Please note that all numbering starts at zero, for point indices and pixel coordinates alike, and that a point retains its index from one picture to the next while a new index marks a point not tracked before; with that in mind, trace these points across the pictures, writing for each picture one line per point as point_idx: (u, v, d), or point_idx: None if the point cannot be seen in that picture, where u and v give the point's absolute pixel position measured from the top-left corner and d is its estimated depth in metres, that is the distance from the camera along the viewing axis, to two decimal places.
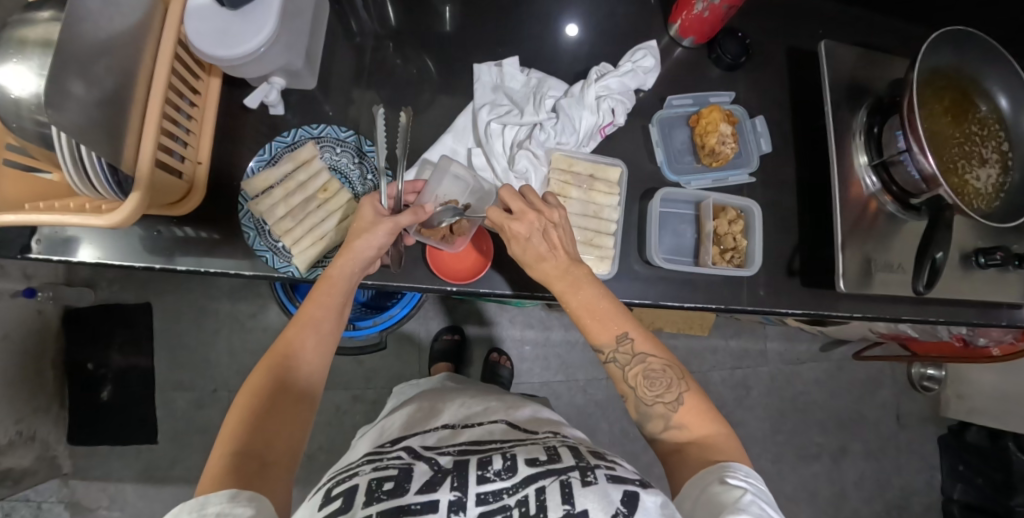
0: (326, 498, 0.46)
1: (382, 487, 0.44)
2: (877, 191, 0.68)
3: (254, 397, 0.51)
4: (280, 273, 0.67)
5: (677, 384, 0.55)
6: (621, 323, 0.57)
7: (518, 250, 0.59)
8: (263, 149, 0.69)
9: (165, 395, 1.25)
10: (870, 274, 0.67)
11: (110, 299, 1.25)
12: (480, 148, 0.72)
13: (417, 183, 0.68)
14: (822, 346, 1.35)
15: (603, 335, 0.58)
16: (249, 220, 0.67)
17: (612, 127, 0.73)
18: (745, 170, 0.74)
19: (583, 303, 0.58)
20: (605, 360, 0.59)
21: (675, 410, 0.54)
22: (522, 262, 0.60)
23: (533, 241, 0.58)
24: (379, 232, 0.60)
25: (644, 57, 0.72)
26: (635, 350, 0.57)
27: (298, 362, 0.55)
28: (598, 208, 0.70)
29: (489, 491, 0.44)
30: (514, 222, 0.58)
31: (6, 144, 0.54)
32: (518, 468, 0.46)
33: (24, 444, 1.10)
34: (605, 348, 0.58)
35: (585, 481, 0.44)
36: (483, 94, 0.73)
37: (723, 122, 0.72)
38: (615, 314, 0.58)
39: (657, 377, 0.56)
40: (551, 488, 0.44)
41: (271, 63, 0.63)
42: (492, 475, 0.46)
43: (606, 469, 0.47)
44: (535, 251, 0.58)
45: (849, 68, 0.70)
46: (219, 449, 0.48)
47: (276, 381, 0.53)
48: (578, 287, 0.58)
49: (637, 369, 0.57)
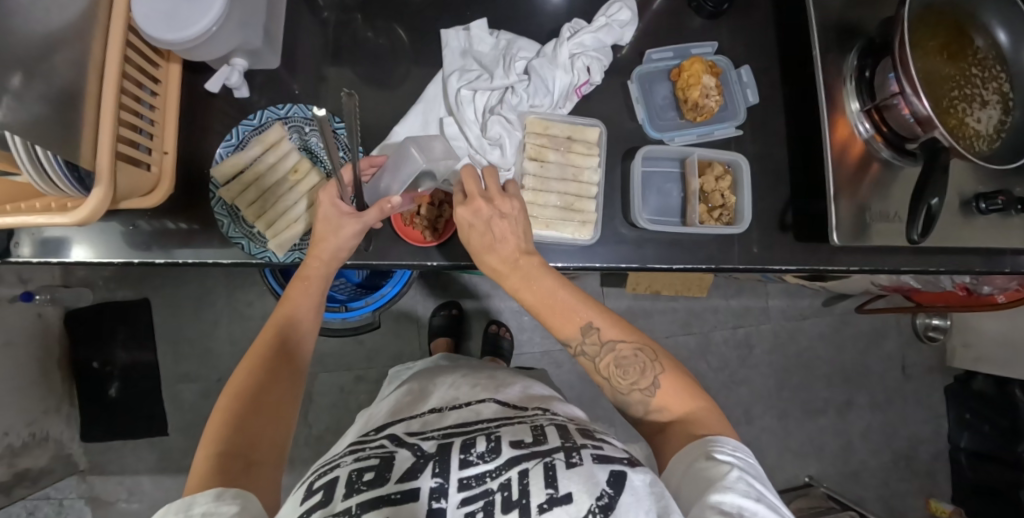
0: (308, 491, 0.46)
1: (362, 478, 0.44)
2: (871, 137, 0.65)
3: (236, 400, 0.50)
4: (258, 259, 0.66)
5: (649, 368, 0.54)
6: (583, 313, 0.55)
7: (467, 238, 0.57)
8: (230, 134, 0.67)
9: (172, 387, 1.26)
10: (866, 225, 0.64)
11: (105, 296, 1.25)
12: (452, 117, 0.69)
13: (377, 158, 0.64)
14: (825, 300, 1.33)
15: (567, 329, 0.56)
16: (222, 206, 0.66)
17: (589, 86, 0.69)
18: (732, 123, 0.70)
19: (539, 298, 0.56)
20: (575, 353, 0.57)
21: (652, 395, 0.53)
22: (472, 252, 0.58)
23: (477, 228, 0.56)
24: (345, 234, 0.58)
25: (620, 10, 0.69)
26: (603, 339, 0.55)
27: (279, 359, 0.55)
28: (577, 170, 0.67)
29: (472, 475, 0.44)
30: (462, 207, 0.56)
31: None
32: (503, 449, 0.46)
33: (39, 444, 1.13)
34: (572, 341, 0.56)
35: (571, 462, 0.43)
36: (452, 61, 0.70)
37: (706, 74, 0.68)
38: (577, 306, 0.56)
39: (629, 363, 0.54)
40: (534, 472, 0.43)
41: (227, 43, 0.61)
42: (475, 458, 0.45)
43: (593, 449, 0.46)
44: (482, 240, 0.56)
45: (836, 8, 0.67)
46: (202, 453, 0.46)
47: (260, 379, 0.52)
48: (531, 280, 0.56)
49: (607, 358, 0.55)
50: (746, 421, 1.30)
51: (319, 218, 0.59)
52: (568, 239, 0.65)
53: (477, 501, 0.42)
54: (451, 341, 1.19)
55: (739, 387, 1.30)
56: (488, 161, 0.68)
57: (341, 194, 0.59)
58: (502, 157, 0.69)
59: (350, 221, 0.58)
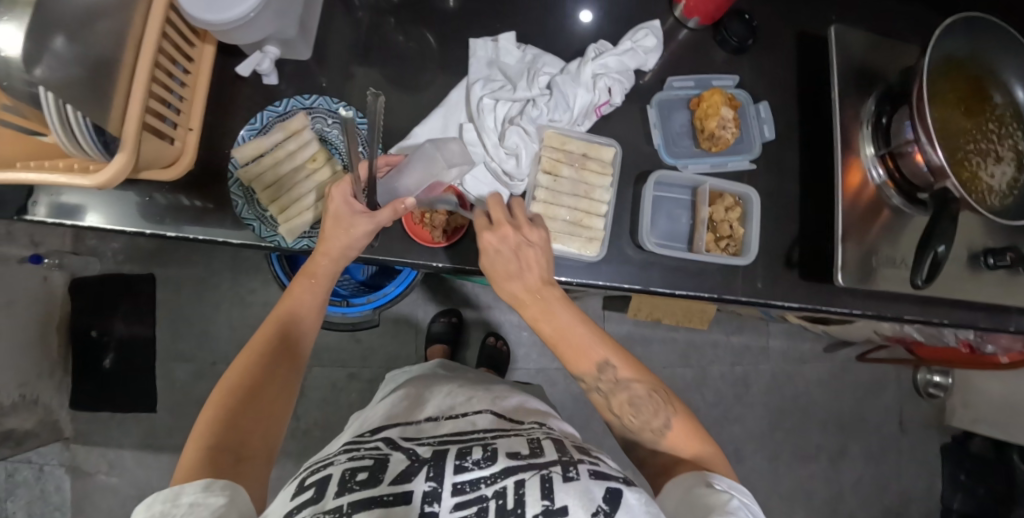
0: (300, 486, 0.45)
1: (356, 477, 0.44)
2: (883, 183, 0.66)
3: (230, 395, 0.51)
4: (266, 242, 0.67)
5: (663, 408, 0.54)
6: (601, 350, 0.55)
7: (490, 264, 0.56)
8: (254, 118, 0.69)
9: (166, 365, 1.27)
10: (871, 269, 0.65)
11: (111, 267, 1.26)
12: (472, 123, 0.69)
13: (393, 158, 0.64)
14: (825, 346, 1.32)
15: (581, 365, 0.55)
16: (239, 189, 0.68)
17: (608, 107, 0.70)
18: (746, 156, 0.71)
19: (557, 331, 0.55)
20: (587, 388, 0.56)
21: (663, 435, 0.53)
22: (492, 277, 0.57)
23: (505, 256, 0.56)
24: (356, 233, 0.58)
25: (646, 37, 0.70)
26: (619, 377, 0.54)
27: (277, 355, 0.55)
28: (589, 188, 0.68)
29: (467, 480, 0.44)
30: (489, 232, 0.56)
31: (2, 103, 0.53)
32: (500, 457, 0.45)
33: (27, 407, 1.13)
34: (587, 377, 0.55)
35: (567, 476, 0.43)
36: (477, 69, 0.71)
37: (725, 106, 0.69)
38: (592, 344, 0.55)
39: (643, 402, 0.54)
40: (530, 483, 0.43)
41: (263, 30, 0.62)
42: (470, 464, 0.45)
43: (590, 465, 0.46)
44: (506, 267, 0.56)
45: (857, 55, 0.68)
46: (192, 446, 0.47)
47: (261, 369, 0.53)
48: (552, 312, 0.56)
49: (621, 396, 0.54)
50: (736, 460, 1.28)
51: (328, 214, 0.59)
52: (573, 253, 0.65)
53: (471, 507, 0.42)
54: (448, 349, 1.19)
55: (731, 425, 1.29)
56: (505, 169, 0.68)
57: (354, 192, 0.59)
58: (516, 167, 0.69)
59: (363, 221, 0.58)
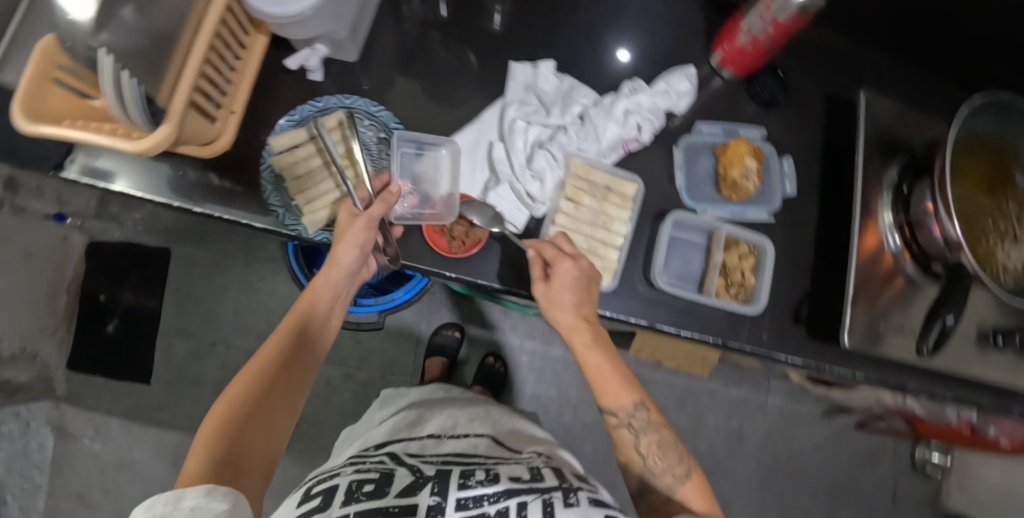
0: (307, 496, 0.53)
1: (362, 489, 0.52)
2: (899, 251, 0.67)
3: (233, 406, 0.51)
4: (287, 230, 0.68)
5: (683, 458, 0.58)
6: (634, 391, 0.59)
7: (548, 298, 0.60)
8: (294, 110, 0.71)
9: (167, 340, 1.28)
10: (879, 333, 0.65)
11: (128, 235, 1.28)
12: (503, 143, 0.70)
13: (385, 176, 0.68)
14: (825, 410, 1.30)
15: (620, 401, 0.59)
16: (270, 174, 0.69)
17: (636, 144, 0.71)
18: (764, 208, 0.72)
19: (599, 367, 0.59)
20: (615, 425, 0.59)
21: (681, 483, 0.57)
22: (544, 308, 0.61)
23: (564, 290, 0.59)
24: (358, 231, 0.60)
25: (680, 81, 0.72)
26: (648, 419, 0.59)
27: (283, 367, 0.55)
28: (608, 219, 0.68)
29: (469, 497, 0.50)
30: (560, 263, 0.60)
31: (60, 64, 0.57)
32: (502, 480, 0.53)
33: (25, 359, 1.15)
34: (618, 412, 0.59)
35: (567, 502, 0.49)
36: (515, 92, 0.72)
37: (749, 156, 0.70)
38: (626, 383, 0.59)
39: (666, 448, 0.58)
40: (530, 505, 0.49)
41: (317, 29, 0.65)
42: (473, 484, 0.52)
43: (587, 493, 0.53)
44: (563, 300, 0.59)
45: (882, 125, 0.70)
46: (195, 456, 0.47)
47: (263, 382, 0.53)
48: (596, 347, 0.59)
49: (649, 438, 0.58)
50: None
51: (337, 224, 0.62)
52: None
53: None
54: (447, 362, 1.20)
55: (720, 478, 1.26)
56: (529, 191, 0.68)
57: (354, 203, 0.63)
58: (540, 190, 0.69)
59: (360, 218, 0.60)
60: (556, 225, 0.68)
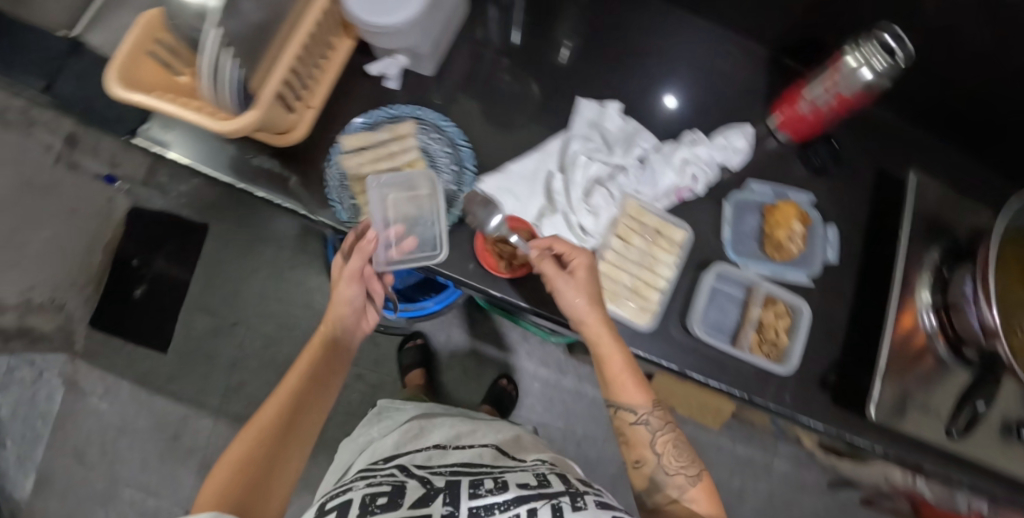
0: (320, 510, 0.54)
1: (377, 501, 0.53)
2: (933, 332, 0.68)
3: (250, 447, 0.56)
4: (343, 227, 0.69)
5: (693, 459, 0.61)
6: (648, 389, 0.62)
7: (566, 287, 0.60)
8: (368, 113, 0.71)
9: (189, 314, 1.30)
10: (903, 408, 0.66)
11: (170, 206, 1.31)
12: (562, 174, 0.71)
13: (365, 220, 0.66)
14: (829, 481, 1.29)
15: (639, 398, 0.61)
16: (334, 170, 0.70)
17: (690, 194, 0.72)
18: (804, 272, 0.73)
19: (618, 362, 0.61)
20: (632, 421, 0.61)
21: (691, 484, 0.59)
22: (559, 299, 0.61)
23: (583, 283, 0.60)
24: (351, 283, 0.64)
25: (738, 137, 0.74)
26: (664, 418, 0.62)
27: (294, 411, 0.60)
28: (654, 262, 0.68)
29: (481, 507, 0.53)
30: (578, 255, 0.62)
31: (161, 39, 0.65)
32: (511, 488, 0.56)
33: (52, 310, 1.18)
34: (639, 408, 0.61)
35: (575, 506, 0.52)
36: (579, 127, 0.73)
37: (797, 220, 0.71)
38: (640, 382, 0.62)
39: (680, 447, 0.61)
40: (541, 510, 0.51)
41: (403, 42, 0.68)
42: (483, 492, 0.55)
43: (593, 497, 0.55)
44: (584, 294, 0.60)
45: (928, 207, 0.72)
46: (215, 490, 0.52)
47: (279, 425, 0.59)
48: (615, 343, 0.61)
49: (666, 436, 0.61)
50: None
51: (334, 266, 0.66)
52: (624, 318, 0.67)
53: None
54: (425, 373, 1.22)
55: None
56: (582, 224, 0.68)
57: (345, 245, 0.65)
58: (593, 225, 0.68)
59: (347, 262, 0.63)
60: (604, 260, 0.68)
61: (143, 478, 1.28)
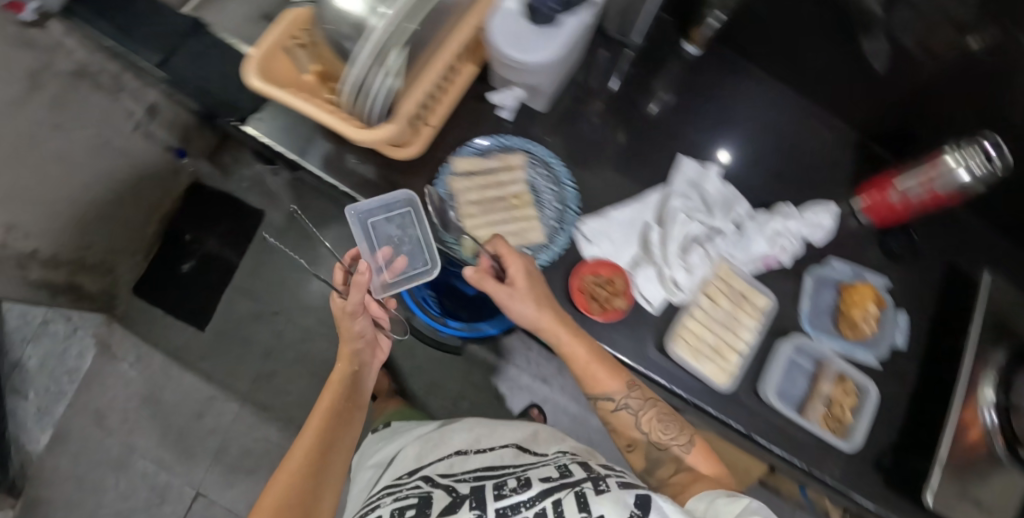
0: None
1: (405, 513, 0.58)
2: (993, 431, 0.69)
3: (293, 479, 0.60)
4: (445, 247, 0.70)
5: (684, 429, 0.64)
6: (622, 373, 0.64)
7: (504, 289, 0.62)
8: (480, 139, 0.73)
9: (232, 296, 1.31)
10: (956, 499, 0.68)
11: (229, 187, 1.34)
12: (659, 227, 0.73)
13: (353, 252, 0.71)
14: None
15: (614, 382, 0.64)
16: (441, 189, 0.71)
17: (776, 264, 0.75)
18: (872, 353, 0.75)
19: (585, 350, 0.63)
20: (616, 408, 0.65)
21: (687, 452, 0.62)
22: (503, 304, 0.62)
23: (523, 283, 0.62)
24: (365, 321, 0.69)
25: (825, 215, 0.78)
26: (645, 396, 0.65)
27: (325, 444, 0.65)
28: (738, 325, 0.71)
29: (508, 506, 0.55)
30: (511, 254, 0.63)
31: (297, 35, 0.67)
32: (534, 484, 0.57)
33: (100, 272, 1.19)
34: (618, 394, 0.64)
35: (599, 490, 0.53)
36: (679, 183, 0.75)
37: (872, 303, 0.74)
38: (610, 365, 0.64)
39: (669, 421, 0.64)
40: (566, 499, 0.53)
41: (530, 77, 0.69)
42: (508, 492, 0.57)
43: (615, 478, 0.56)
44: (531, 298, 0.62)
45: (999, 308, 0.74)
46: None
47: (316, 458, 0.63)
48: (576, 334, 0.63)
49: (649, 413, 0.64)
50: None
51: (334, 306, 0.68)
52: (704, 375, 0.69)
53: None
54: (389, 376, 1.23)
55: None
56: (676, 279, 0.71)
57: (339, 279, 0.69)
58: (686, 281, 0.71)
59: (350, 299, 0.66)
60: (691, 317, 0.70)
61: (157, 452, 1.27)
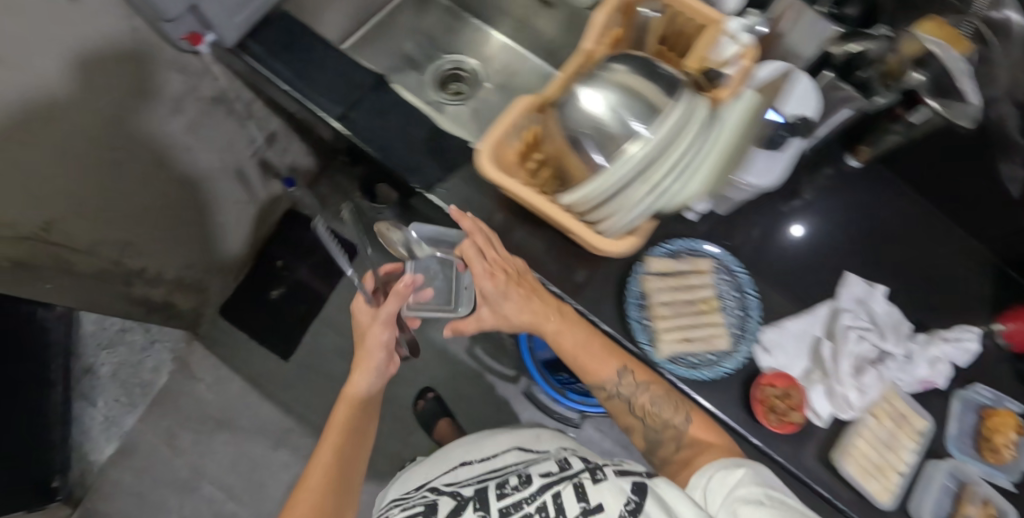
0: None
1: None
2: None
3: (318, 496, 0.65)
4: (639, 347, 0.71)
5: (681, 406, 0.68)
6: (617, 359, 0.69)
7: (488, 283, 0.66)
8: (671, 241, 0.76)
9: (319, 328, 1.30)
10: None
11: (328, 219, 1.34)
12: (831, 343, 0.76)
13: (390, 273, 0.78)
14: None
15: (605, 371, 0.68)
16: (635, 288, 0.73)
17: (930, 386, 0.78)
18: (1008, 476, 0.81)
19: (576, 339, 0.68)
20: (610, 395, 0.69)
21: (683, 430, 0.67)
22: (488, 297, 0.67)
23: (501, 278, 0.66)
24: (379, 327, 0.70)
25: (972, 338, 0.79)
26: (637, 380, 0.69)
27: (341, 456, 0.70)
28: (899, 444, 0.75)
29: (511, 504, 0.58)
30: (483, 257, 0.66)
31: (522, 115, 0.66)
32: (534, 480, 0.60)
33: (193, 290, 1.17)
34: (610, 382, 0.69)
35: (596, 479, 0.56)
36: (846, 300, 0.79)
37: (1012, 430, 0.79)
38: (600, 353, 0.69)
39: (660, 402, 0.68)
40: (565, 491, 0.56)
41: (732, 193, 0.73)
42: (509, 490, 0.60)
43: (613, 467, 0.58)
44: (514, 298, 0.67)
45: None
46: None
47: (333, 477, 0.68)
48: (569, 326, 0.69)
49: (643, 398, 0.68)
50: None
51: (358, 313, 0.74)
52: (871, 494, 0.72)
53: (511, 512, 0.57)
54: (452, 422, 1.21)
55: None
56: (851, 398, 0.73)
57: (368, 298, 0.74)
58: (858, 400, 0.73)
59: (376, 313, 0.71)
60: (860, 435, 0.74)
61: (227, 479, 1.23)
